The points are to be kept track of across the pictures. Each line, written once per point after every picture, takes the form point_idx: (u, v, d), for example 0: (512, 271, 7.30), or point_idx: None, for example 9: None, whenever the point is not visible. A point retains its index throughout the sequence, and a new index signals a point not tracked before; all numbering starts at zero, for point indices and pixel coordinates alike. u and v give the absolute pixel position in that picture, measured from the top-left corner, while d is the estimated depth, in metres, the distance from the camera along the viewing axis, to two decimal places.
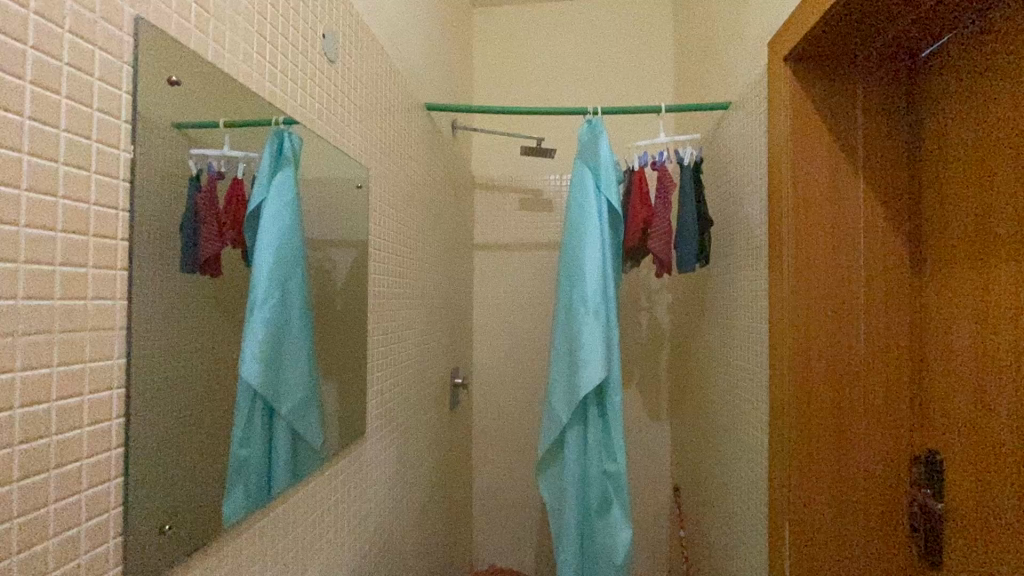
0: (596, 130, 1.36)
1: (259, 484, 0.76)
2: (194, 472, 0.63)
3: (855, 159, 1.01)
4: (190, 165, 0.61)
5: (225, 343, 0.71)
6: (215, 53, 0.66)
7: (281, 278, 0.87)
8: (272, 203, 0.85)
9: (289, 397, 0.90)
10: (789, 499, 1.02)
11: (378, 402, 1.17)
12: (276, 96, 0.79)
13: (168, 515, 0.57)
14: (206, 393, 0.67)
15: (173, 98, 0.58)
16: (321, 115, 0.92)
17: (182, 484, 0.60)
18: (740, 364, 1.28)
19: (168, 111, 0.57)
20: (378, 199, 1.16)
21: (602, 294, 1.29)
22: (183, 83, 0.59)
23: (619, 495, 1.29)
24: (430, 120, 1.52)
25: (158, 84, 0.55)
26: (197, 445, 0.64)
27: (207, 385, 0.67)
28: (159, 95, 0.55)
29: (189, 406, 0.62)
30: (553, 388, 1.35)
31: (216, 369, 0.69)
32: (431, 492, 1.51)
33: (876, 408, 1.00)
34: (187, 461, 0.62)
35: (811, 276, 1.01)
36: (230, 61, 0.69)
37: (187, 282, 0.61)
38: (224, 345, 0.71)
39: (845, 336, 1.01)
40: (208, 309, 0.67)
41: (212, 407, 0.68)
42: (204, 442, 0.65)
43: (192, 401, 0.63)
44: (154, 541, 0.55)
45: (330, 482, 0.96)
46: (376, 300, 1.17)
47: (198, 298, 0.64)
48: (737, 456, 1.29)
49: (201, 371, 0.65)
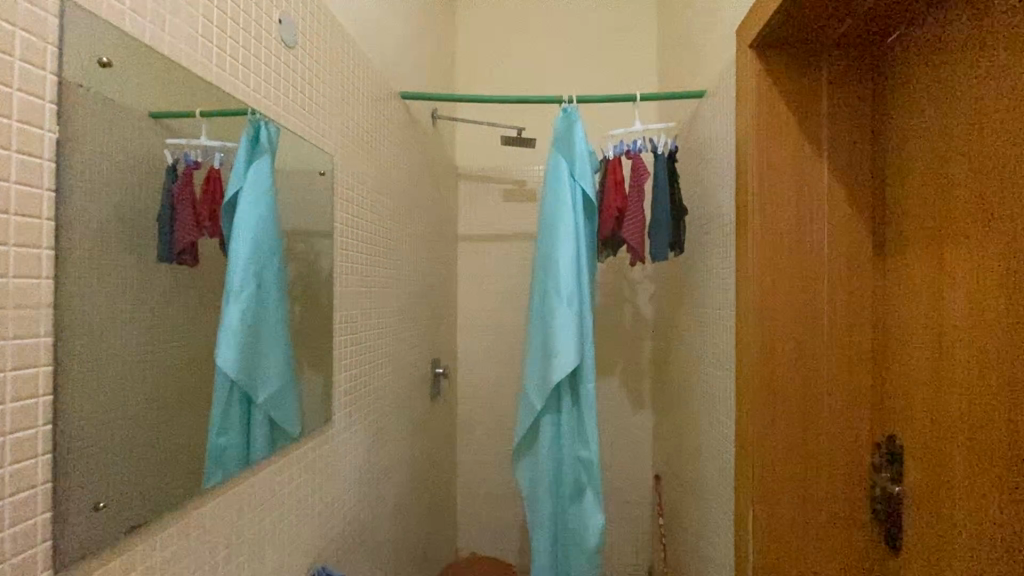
0: (572, 118, 1.36)
1: (235, 463, 0.83)
2: (128, 448, 0.65)
3: (820, 147, 1.02)
4: (167, 155, 0.72)
5: (165, 324, 0.72)
6: (153, 36, 0.68)
7: (258, 269, 0.94)
8: (248, 192, 0.91)
9: (266, 386, 0.95)
10: (754, 485, 1.03)
11: (347, 391, 1.18)
12: (225, 82, 0.80)
13: (103, 493, 0.60)
14: (142, 371, 0.68)
15: (105, 80, 0.60)
16: (278, 103, 0.93)
17: (114, 457, 0.62)
18: (711, 352, 1.29)
19: (98, 94, 0.59)
20: (345, 188, 1.17)
21: (576, 283, 1.30)
22: (114, 64, 0.62)
23: (592, 482, 1.30)
24: (406, 110, 1.52)
25: (86, 67, 0.57)
26: (132, 422, 0.66)
27: (144, 364, 0.68)
28: (86, 77, 0.57)
29: (120, 384, 0.63)
30: (528, 377, 1.35)
31: (154, 349, 0.70)
32: (408, 480, 1.53)
33: (840, 395, 1.01)
34: (121, 435, 0.64)
35: (777, 263, 1.02)
36: (171, 44, 0.70)
37: (117, 262, 0.63)
38: (163, 326, 0.72)
39: (809, 324, 1.01)
40: (145, 289, 0.69)
41: (148, 386, 0.69)
42: (138, 419, 0.67)
43: (125, 379, 0.65)
44: (86, 517, 0.57)
45: (290, 467, 0.97)
46: (344, 290, 1.17)
47: (131, 278, 0.65)
48: (707, 443, 1.31)
49: (135, 350, 0.67)
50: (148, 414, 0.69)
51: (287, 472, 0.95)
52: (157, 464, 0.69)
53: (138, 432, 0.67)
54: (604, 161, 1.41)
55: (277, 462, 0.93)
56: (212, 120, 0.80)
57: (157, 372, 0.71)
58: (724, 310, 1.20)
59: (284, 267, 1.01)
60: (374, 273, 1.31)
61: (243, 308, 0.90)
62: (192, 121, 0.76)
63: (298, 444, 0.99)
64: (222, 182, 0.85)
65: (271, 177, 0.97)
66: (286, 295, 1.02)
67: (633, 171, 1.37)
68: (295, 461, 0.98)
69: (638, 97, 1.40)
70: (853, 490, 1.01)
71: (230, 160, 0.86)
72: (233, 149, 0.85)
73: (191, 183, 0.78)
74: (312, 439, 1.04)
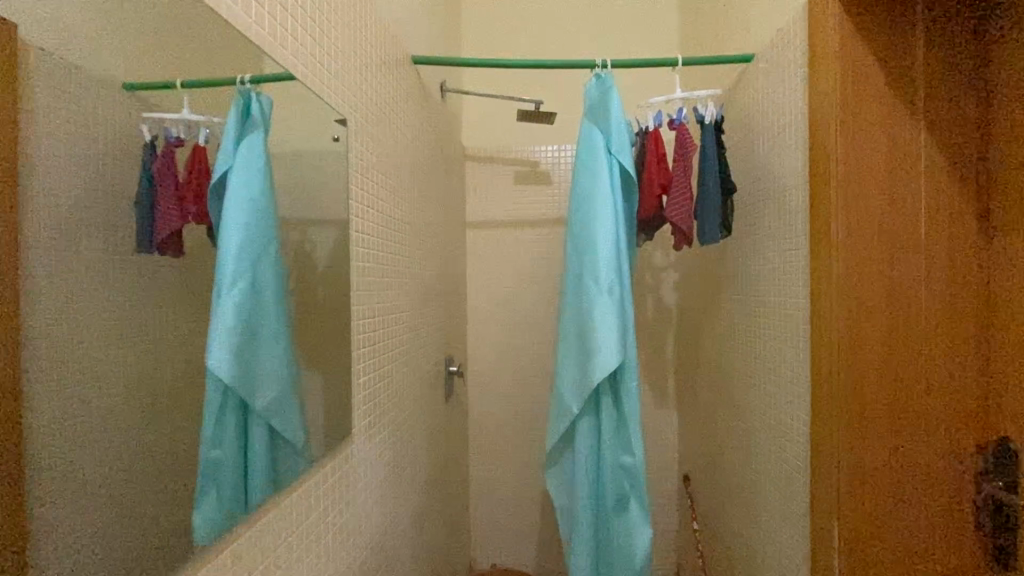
0: (607, 85, 1.21)
1: (231, 488, 0.70)
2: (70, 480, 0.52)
3: (914, 106, 0.88)
4: (144, 130, 0.63)
5: (107, 325, 0.58)
6: None
7: (253, 259, 0.79)
8: (242, 169, 0.78)
9: (266, 391, 0.81)
10: (833, 497, 0.90)
11: (362, 400, 1.03)
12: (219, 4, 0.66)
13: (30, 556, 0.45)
14: (85, 382, 0.54)
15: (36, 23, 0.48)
16: (280, 46, 0.78)
17: (50, 501, 0.49)
18: (771, 347, 1.16)
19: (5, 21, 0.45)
20: (355, 160, 1.01)
21: (616, 270, 1.16)
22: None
23: (636, 490, 1.17)
24: (416, 77, 1.36)
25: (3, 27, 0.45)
26: (69, 449, 0.52)
27: (84, 374, 0.54)
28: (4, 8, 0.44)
29: (53, 404, 0.50)
30: (562, 375, 1.21)
31: (95, 358, 0.56)
32: (425, 492, 1.39)
33: (942, 392, 0.89)
34: (53, 467, 0.50)
35: (865, 241, 0.89)
36: None
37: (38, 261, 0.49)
38: (106, 329, 0.58)
39: (907, 313, 0.89)
40: (76, 283, 0.54)
41: (96, 400, 0.55)
42: (84, 440, 0.54)
43: (56, 396, 0.51)
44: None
45: (301, 491, 0.82)
46: (359, 280, 1.02)
47: (51, 269, 0.51)
48: (767, 444, 1.18)
49: (68, 362, 0.52)
50: (100, 433, 0.55)
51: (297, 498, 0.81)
52: (105, 505, 0.55)
53: (84, 454, 0.53)
54: (641, 134, 1.26)
55: (284, 490, 0.78)
56: (196, 92, 0.69)
57: (104, 382, 0.57)
58: (791, 298, 1.07)
59: (280, 256, 0.85)
60: (390, 263, 1.17)
61: (239, 305, 0.75)
62: (174, 93, 0.66)
63: (305, 469, 0.85)
64: (206, 162, 0.72)
65: (267, 157, 0.83)
66: (285, 290, 0.86)
67: (679, 143, 1.22)
68: (306, 487, 0.83)
69: (680, 61, 1.25)
70: (956, 500, 0.89)
71: (216, 138, 0.73)
72: (219, 123, 0.73)
73: (172, 162, 0.67)
74: (324, 461, 0.90)
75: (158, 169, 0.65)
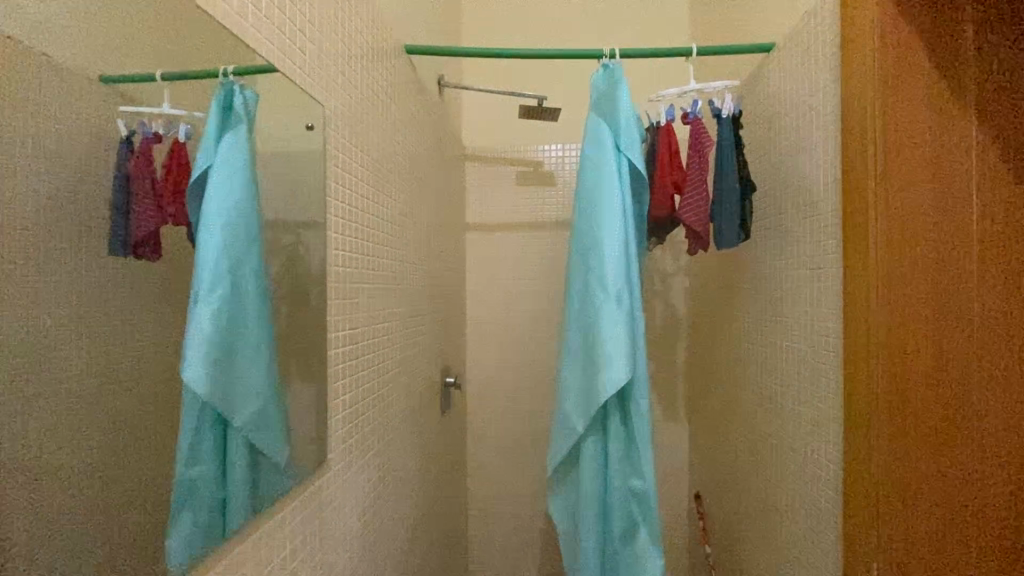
0: (615, 76, 1.12)
1: (209, 516, 0.62)
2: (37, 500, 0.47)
3: (964, 98, 0.84)
4: (122, 127, 0.58)
5: (69, 328, 0.51)
6: None
7: (231, 263, 0.71)
8: (225, 165, 0.70)
9: (245, 406, 0.73)
10: (870, 515, 0.87)
11: (338, 421, 0.91)
12: None
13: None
14: (37, 390, 0.47)
15: None
16: (263, 33, 0.71)
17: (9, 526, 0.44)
18: (804, 362, 1.07)
19: None
20: (335, 155, 0.91)
21: (625, 276, 1.06)
22: None
23: (645, 517, 1.08)
24: (411, 69, 1.27)
25: None
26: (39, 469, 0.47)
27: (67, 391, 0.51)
28: None
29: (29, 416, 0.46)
30: (565, 389, 1.12)
31: (52, 365, 0.49)
32: (418, 515, 1.29)
33: (986, 397, 0.86)
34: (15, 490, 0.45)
35: (910, 238, 0.84)
36: None
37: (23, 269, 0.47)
38: (67, 332, 0.51)
39: (954, 324, 0.85)
40: (26, 279, 0.47)
41: (52, 410, 0.49)
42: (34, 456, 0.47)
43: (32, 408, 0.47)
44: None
45: (278, 525, 0.73)
46: (335, 286, 0.90)
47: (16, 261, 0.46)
48: (798, 467, 1.09)
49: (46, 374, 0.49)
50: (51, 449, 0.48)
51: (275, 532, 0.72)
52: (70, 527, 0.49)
53: (25, 475, 0.46)
54: (652, 129, 1.17)
55: (267, 513, 0.71)
56: (177, 85, 0.63)
57: (61, 392, 0.50)
58: (829, 309, 0.98)
59: (262, 260, 0.77)
60: (375, 267, 1.05)
61: (214, 312, 0.68)
62: (155, 87, 0.60)
63: (289, 493, 0.76)
64: (187, 160, 0.65)
65: (253, 153, 0.75)
66: (268, 299, 0.78)
67: (693, 139, 1.12)
68: (285, 518, 0.75)
69: (694, 51, 1.16)
70: (1003, 516, 0.87)
71: (198, 134, 0.66)
72: (201, 119, 0.66)
73: (150, 158, 0.61)
74: (306, 487, 0.81)
75: (135, 167, 0.60)
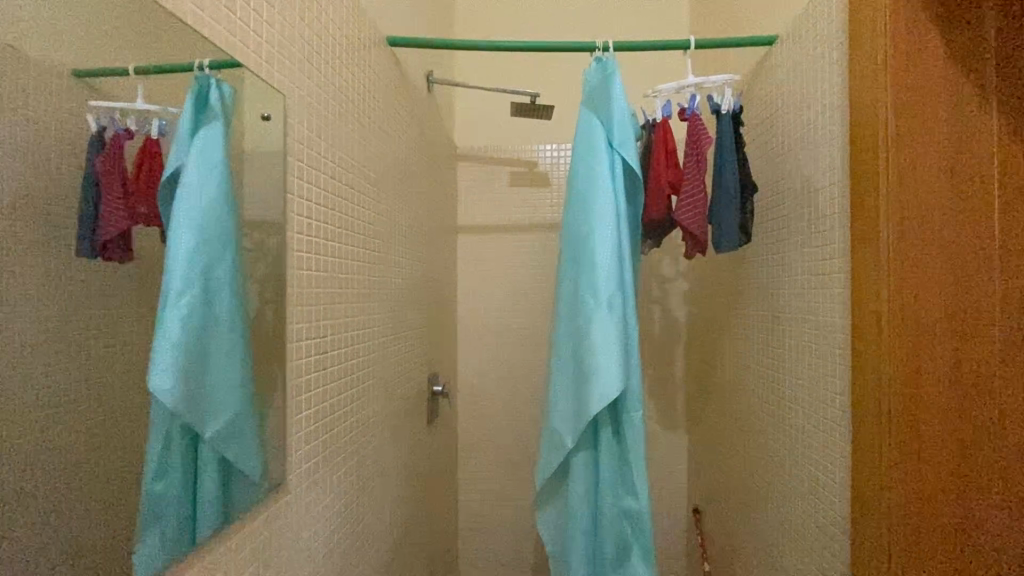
0: (607, 69, 1.06)
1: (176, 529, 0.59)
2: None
3: (985, 89, 0.78)
4: (89, 121, 0.57)
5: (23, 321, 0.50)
6: None
7: (204, 264, 0.68)
8: (199, 163, 0.68)
9: (217, 415, 0.70)
10: (882, 540, 0.80)
11: (303, 438, 0.83)
12: None
13: None
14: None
15: None
16: (225, 22, 0.65)
17: None
18: (810, 373, 1.01)
19: None
20: (301, 148, 0.82)
21: (618, 281, 1.00)
22: None
23: (639, 539, 1.01)
24: (395, 62, 1.21)
25: None
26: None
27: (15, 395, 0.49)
28: None
29: None
30: (554, 402, 1.05)
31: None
32: (399, 532, 1.22)
33: (1012, 412, 0.79)
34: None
35: (926, 240, 0.78)
36: None
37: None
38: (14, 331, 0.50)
39: (976, 334, 0.79)
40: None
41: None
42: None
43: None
44: None
45: (242, 550, 0.67)
46: (297, 292, 0.81)
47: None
48: (805, 486, 1.02)
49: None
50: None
51: (236, 560, 0.66)
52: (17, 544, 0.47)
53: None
54: (647, 127, 1.11)
55: (238, 526, 0.67)
56: (154, 80, 0.62)
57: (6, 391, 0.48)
58: (836, 318, 0.92)
59: (236, 262, 0.72)
60: (349, 270, 0.97)
61: (182, 317, 0.65)
62: (128, 81, 0.59)
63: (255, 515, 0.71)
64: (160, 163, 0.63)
65: (229, 150, 0.72)
66: (239, 304, 0.73)
67: (691, 136, 1.06)
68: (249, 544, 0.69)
69: (693, 43, 1.09)
70: None
71: (172, 129, 0.65)
72: (176, 115, 0.64)
73: (119, 154, 0.60)
74: (273, 508, 0.75)
75: (105, 163, 0.59)
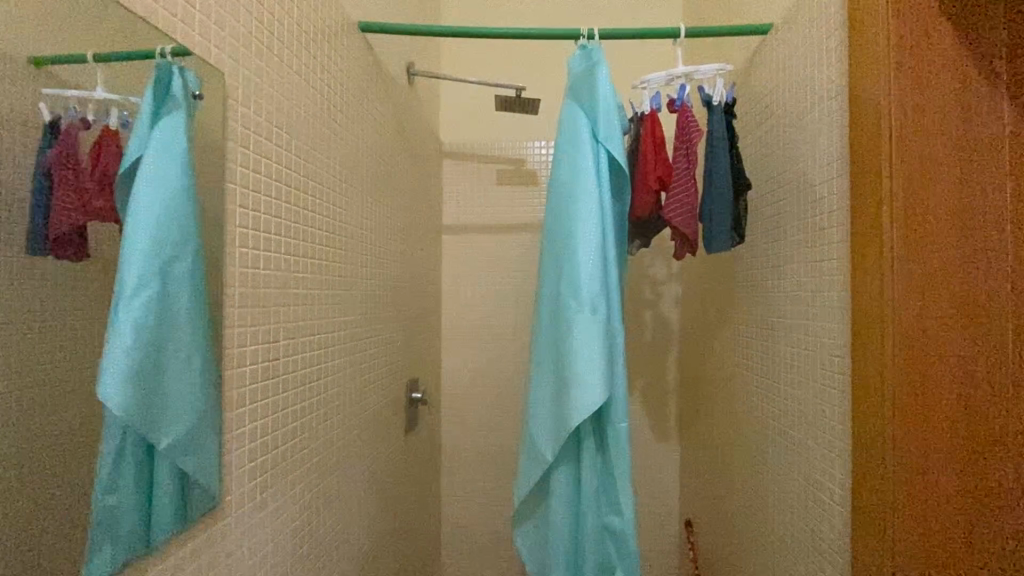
0: (593, 58, 0.99)
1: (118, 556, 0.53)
2: None
3: (996, 78, 0.72)
4: (43, 110, 0.49)
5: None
6: None
7: (160, 261, 0.61)
8: (159, 151, 0.61)
9: (175, 428, 0.63)
10: (883, 564, 0.74)
11: (255, 452, 0.75)
12: None
13: None
14: None
15: None
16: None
17: None
18: (807, 381, 0.94)
19: None
20: (253, 135, 0.75)
21: (602, 282, 0.93)
22: None
23: (624, 557, 0.94)
24: (368, 50, 1.15)
25: None
26: None
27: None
28: None
29: None
30: (534, 411, 0.98)
31: None
32: (371, 550, 1.15)
33: None
34: None
35: (932, 240, 0.72)
36: None
37: None
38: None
39: (987, 343, 0.72)
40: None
41: None
42: None
43: None
44: None
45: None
46: (246, 293, 0.73)
47: None
48: (801, 503, 0.96)
49: None
50: None
51: None
52: None
53: None
54: (636, 120, 1.05)
55: (183, 547, 0.61)
56: (113, 67, 0.55)
57: None
58: (834, 323, 0.85)
59: (194, 259, 0.65)
60: (309, 269, 0.90)
61: (136, 320, 0.57)
62: (87, 68, 0.52)
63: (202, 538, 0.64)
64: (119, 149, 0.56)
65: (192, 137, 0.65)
66: (199, 304, 0.66)
67: (682, 129, 1.00)
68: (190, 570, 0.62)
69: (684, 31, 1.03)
70: None
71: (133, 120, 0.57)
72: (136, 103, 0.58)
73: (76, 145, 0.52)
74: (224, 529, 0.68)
75: (60, 153, 0.51)
